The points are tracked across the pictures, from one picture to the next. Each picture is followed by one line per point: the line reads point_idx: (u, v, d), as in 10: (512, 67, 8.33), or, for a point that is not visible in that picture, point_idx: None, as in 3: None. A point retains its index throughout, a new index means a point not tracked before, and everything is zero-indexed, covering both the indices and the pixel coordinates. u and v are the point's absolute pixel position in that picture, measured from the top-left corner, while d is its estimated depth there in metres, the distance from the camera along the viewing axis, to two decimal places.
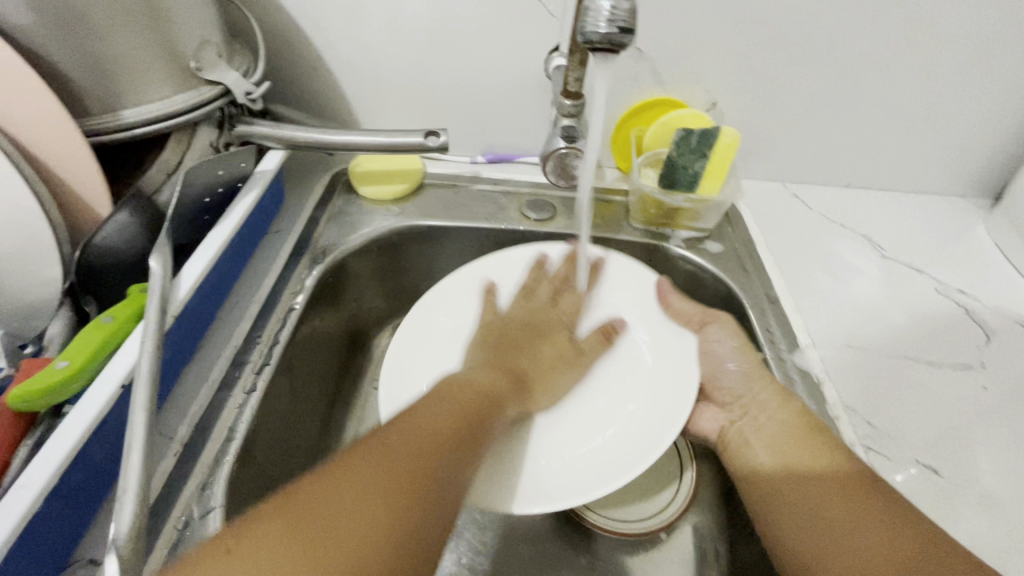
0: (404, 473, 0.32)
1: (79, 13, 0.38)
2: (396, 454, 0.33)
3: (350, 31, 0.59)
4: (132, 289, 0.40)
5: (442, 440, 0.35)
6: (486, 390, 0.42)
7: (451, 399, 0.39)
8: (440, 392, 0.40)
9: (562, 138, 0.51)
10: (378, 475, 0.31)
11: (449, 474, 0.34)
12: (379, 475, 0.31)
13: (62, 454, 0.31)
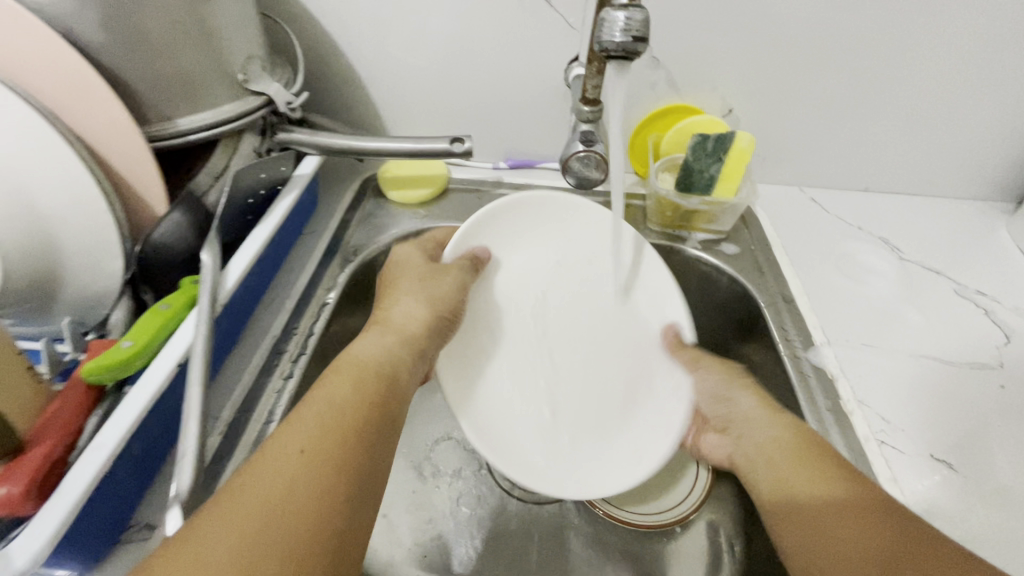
0: (282, 499, 0.29)
1: (144, 32, 0.42)
2: (269, 482, 0.30)
3: (382, 45, 0.63)
4: (185, 281, 0.44)
5: (332, 430, 0.33)
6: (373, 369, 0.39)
7: (336, 388, 0.36)
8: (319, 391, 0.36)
9: (580, 142, 0.54)
10: (268, 497, 0.29)
11: (339, 486, 0.31)
12: (267, 493, 0.29)
13: (127, 425, 0.34)
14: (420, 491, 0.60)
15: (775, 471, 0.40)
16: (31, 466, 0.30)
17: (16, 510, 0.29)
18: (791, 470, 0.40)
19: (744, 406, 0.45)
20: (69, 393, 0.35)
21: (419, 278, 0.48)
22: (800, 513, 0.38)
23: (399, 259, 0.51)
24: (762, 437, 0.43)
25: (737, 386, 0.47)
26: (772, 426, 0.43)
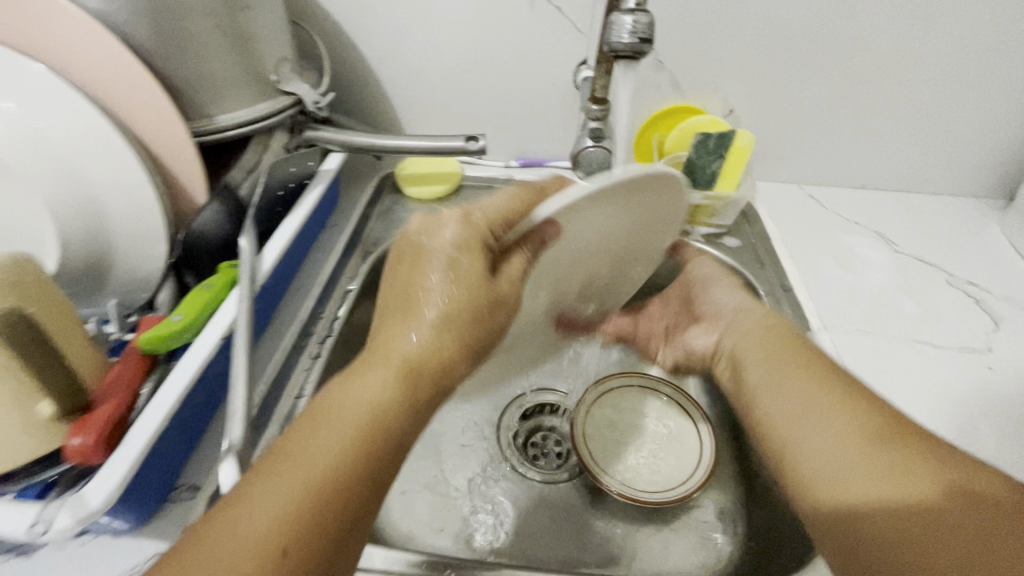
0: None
1: (189, 36, 0.46)
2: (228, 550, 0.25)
3: (401, 49, 0.67)
4: (224, 265, 0.47)
5: (314, 497, 0.27)
6: (382, 411, 0.31)
7: (335, 431, 0.29)
8: (317, 432, 0.29)
9: (589, 138, 0.57)
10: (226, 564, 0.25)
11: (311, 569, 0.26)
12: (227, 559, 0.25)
13: (180, 388, 0.37)
14: (437, 471, 0.63)
15: (794, 407, 0.40)
16: (99, 420, 0.33)
17: (87, 458, 0.32)
18: (811, 406, 0.39)
19: (770, 340, 0.46)
20: (126, 361, 0.38)
21: (457, 279, 0.36)
22: (804, 434, 0.38)
23: (437, 241, 0.38)
24: (798, 381, 0.42)
25: (772, 333, 0.47)
26: (818, 381, 0.41)
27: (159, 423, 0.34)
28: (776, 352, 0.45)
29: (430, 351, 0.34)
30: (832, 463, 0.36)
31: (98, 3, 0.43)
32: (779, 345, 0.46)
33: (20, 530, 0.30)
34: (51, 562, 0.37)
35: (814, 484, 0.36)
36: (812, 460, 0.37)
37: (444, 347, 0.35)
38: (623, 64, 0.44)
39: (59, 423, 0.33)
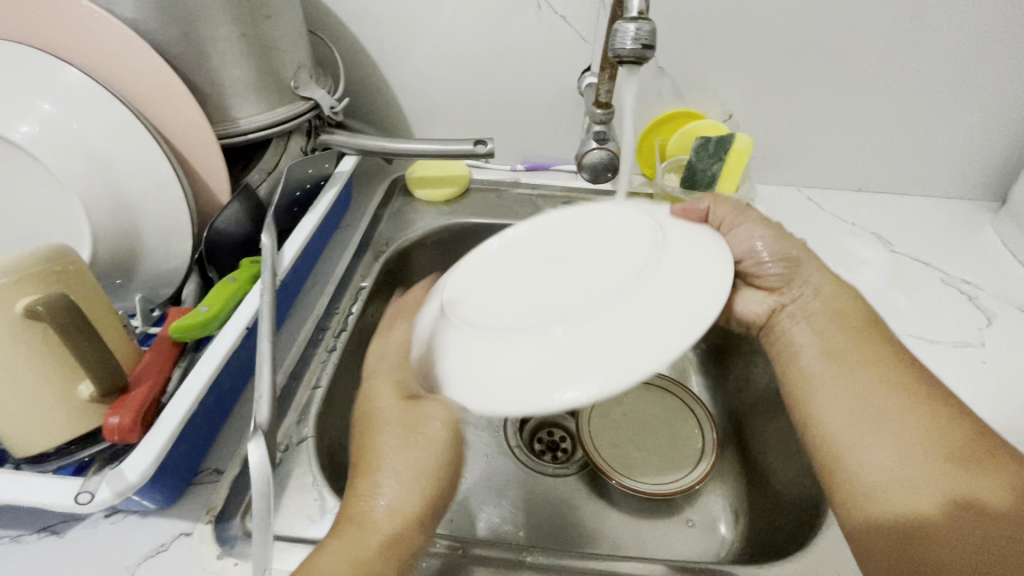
0: None
1: (215, 43, 0.49)
2: None
3: (412, 57, 0.70)
4: (246, 260, 0.49)
5: None
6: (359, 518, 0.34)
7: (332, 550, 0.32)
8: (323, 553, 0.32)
9: (593, 141, 0.60)
10: None
11: None
12: None
13: (209, 372, 0.39)
14: None
15: (858, 417, 0.40)
16: (136, 403, 0.35)
17: (125, 437, 0.34)
18: (879, 422, 0.39)
19: (842, 345, 0.43)
20: (157, 348, 0.40)
21: (405, 460, 0.36)
22: (864, 450, 0.39)
23: (381, 427, 0.37)
24: (870, 389, 0.40)
25: (851, 328, 0.44)
26: (888, 387, 0.40)
27: (190, 405, 0.36)
28: (846, 346, 0.43)
29: (396, 538, 0.34)
30: (885, 486, 0.37)
31: (132, 13, 0.46)
32: (856, 347, 0.43)
33: (66, 501, 0.33)
34: (84, 539, 0.39)
35: (856, 499, 0.38)
36: (869, 474, 0.38)
37: (404, 528, 0.34)
38: (627, 70, 0.46)
39: (97, 403, 0.36)
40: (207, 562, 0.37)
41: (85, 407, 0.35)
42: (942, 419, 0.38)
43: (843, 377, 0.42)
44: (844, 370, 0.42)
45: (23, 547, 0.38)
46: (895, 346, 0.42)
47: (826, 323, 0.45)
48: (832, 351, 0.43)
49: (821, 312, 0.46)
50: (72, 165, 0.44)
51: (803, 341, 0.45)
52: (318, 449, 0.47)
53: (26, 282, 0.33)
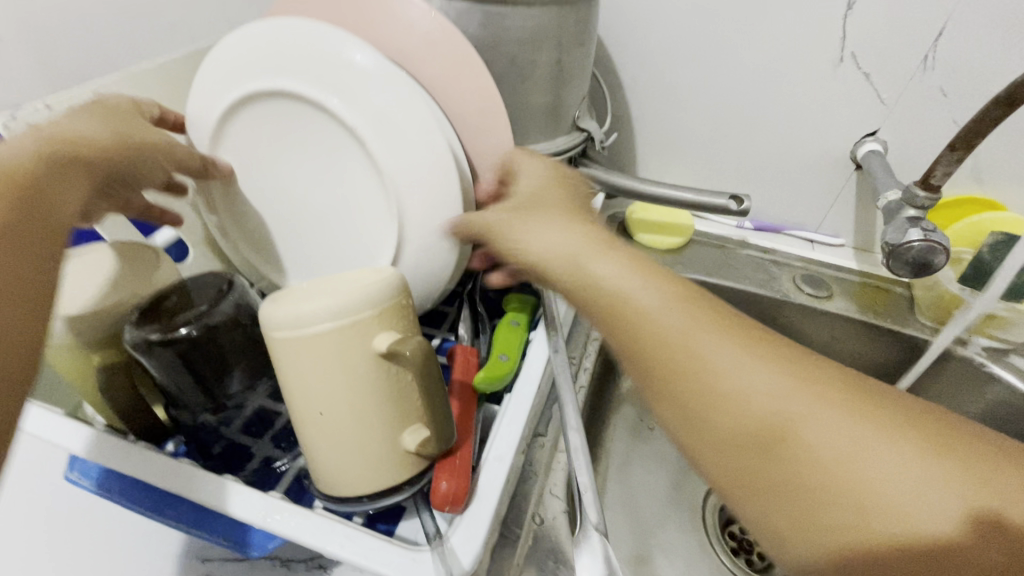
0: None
1: (535, 69, 0.47)
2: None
3: (673, 98, 0.68)
4: (515, 298, 0.46)
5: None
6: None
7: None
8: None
9: (915, 229, 0.48)
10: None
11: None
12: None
13: (518, 430, 0.35)
14: (640, 545, 0.58)
15: (787, 472, 0.27)
16: (461, 466, 0.33)
17: (457, 504, 0.31)
18: (837, 457, 0.26)
19: (702, 349, 0.30)
20: (460, 398, 0.37)
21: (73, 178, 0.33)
22: (732, 461, 0.28)
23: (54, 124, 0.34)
24: (814, 428, 0.27)
25: (697, 335, 0.30)
26: (847, 403, 0.27)
27: (508, 471, 0.33)
28: (735, 372, 0.29)
29: (87, 165, 0.35)
30: (810, 522, 0.26)
31: (474, 29, 0.44)
32: (742, 360, 0.29)
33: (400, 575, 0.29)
34: None
35: (788, 525, 0.27)
36: (707, 462, 0.30)
37: (86, 161, 0.34)
38: None
39: (413, 454, 0.33)
40: None
41: (406, 456, 0.33)
42: (953, 443, 0.26)
43: (765, 418, 0.28)
44: (732, 414, 0.28)
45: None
46: (896, 416, 0.27)
47: (706, 349, 0.30)
48: (658, 354, 0.31)
49: (651, 321, 0.31)
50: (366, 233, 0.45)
51: (699, 397, 0.30)
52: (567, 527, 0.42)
53: (380, 315, 0.31)
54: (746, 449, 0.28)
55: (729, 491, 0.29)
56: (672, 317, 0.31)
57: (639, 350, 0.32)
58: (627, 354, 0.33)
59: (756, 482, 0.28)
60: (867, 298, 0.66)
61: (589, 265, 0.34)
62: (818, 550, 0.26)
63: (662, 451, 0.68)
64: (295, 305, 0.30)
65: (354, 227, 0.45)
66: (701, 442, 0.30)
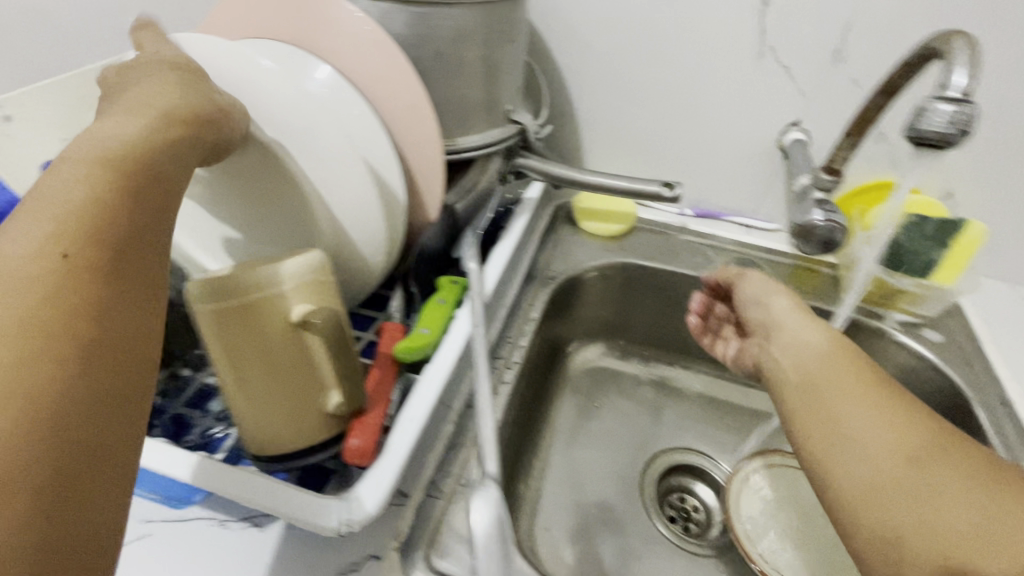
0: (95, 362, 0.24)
1: (461, 64, 0.50)
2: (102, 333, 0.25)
3: (611, 91, 0.71)
4: (446, 280, 0.49)
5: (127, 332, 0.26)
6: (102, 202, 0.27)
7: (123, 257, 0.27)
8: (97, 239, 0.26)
9: (818, 210, 0.53)
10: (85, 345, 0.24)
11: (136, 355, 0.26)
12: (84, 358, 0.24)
13: (432, 395, 0.39)
14: (580, 512, 0.62)
15: (893, 466, 0.32)
16: (372, 425, 0.36)
17: (365, 458, 0.35)
18: (924, 455, 0.31)
19: (901, 402, 0.36)
20: (381, 368, 0.41)
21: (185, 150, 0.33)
22: (836, 454, 0.34)
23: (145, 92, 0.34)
24: (900, 433, 0.33)
25: (832, 376, 0.39)
26: (937, 433, 0.33)
27: (416, 430, 0.36)
28: (862, 406, 0.36)
29: (179, 142, 0.33)
30: (900, 503, 0.31)
31: (399, 27, 0.47)
32: (853, 392, 0.37)
33: (309, 519, 0.33)
34: (282, 539, 0.39)
35: (883, 504, 0.31)
36: (825, 465, 0.35)
37: (179, 141, 0.32)
38: (920, 151, 0.39)
39: (329, 416, 0.36)
40: None
41: (322, 418, 0.36)
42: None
43: (877, 429, 0.34)
44: (844, 423, 0.35)
45: (230, 533, 0.39)
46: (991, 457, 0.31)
47: (826, 382, 0.39)
48: (831, 387, 0.38)
49: (831, 372, 0.39)
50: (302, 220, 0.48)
51: (825, 422, 0.37)
52: None
53: (300, 287, 0.34)
54: (848, 444, 0.34)
55: (833, 489, 0.34)
56: (835, 370, 0.39)
57: (827, 392, 0.38)
58: (794, 394, 0.40)
59: (857, 475, 0.33)
60: (797, 279, 0.70)
61: (794, 328, 0.45)
62: (914, 527, 0.29)
63: (608, 427, 0.71)
64: (220, 275, 0.33)
65: (276, 214, 0.47)
66: (817, 443, 0.36)
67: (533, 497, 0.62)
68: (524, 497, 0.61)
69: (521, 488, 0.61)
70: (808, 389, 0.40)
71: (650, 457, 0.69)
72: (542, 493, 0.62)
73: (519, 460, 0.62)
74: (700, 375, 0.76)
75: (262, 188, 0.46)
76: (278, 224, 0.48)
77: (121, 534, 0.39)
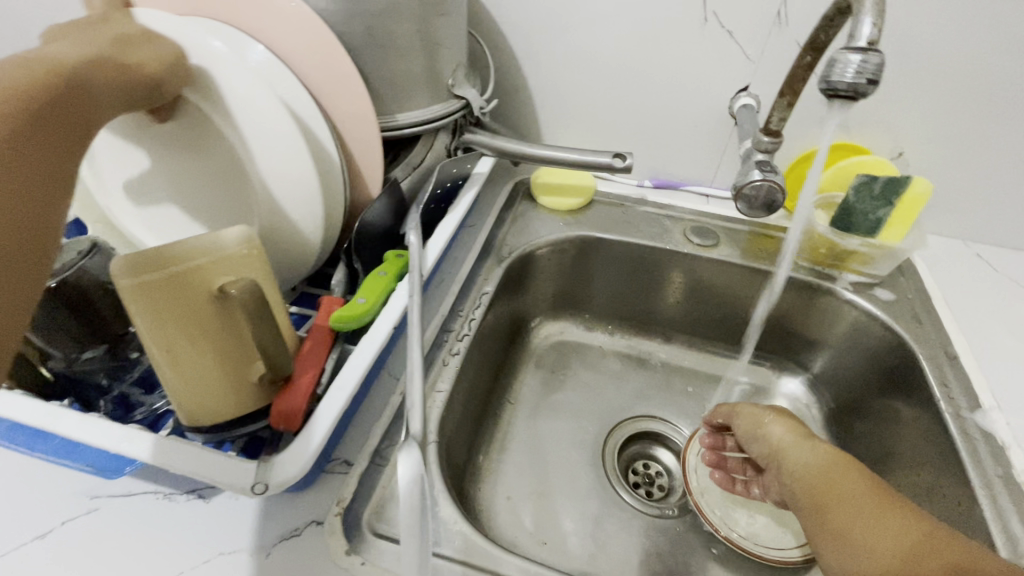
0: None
1: (394, 39, 0.50)
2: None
3: (561, 65, 0.71)
4: (390, 254, 0.50)
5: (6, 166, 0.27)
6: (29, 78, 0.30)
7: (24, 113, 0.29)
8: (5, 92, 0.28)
9: (757, 171, 0.53)
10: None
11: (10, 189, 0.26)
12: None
13: (365, 364, 0.40)
14: (540, 481, 0.62)
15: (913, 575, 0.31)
16: (299, 392, 0.37)
17: (290, 422, 0.36)
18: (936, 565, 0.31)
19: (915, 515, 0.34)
20: (316, 339, 0.42)
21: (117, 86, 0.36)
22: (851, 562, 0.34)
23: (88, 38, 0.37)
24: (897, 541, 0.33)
25: (839, 483, 0.39)
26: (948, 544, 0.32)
27: (345, 397, 0.37)
28: (868, 514, 0.35)
29: (106, 82, 0.35)
30: None
31: (327, 4, 0.47)
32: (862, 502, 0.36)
33: (237, 482, 0.34)
34: (227, 510, 0.40)
35: None
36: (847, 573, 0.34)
37: (106, 75, 0.35)
38: (836, 104, 0.40)
39: (259, 385, 0.37)
40: (337, 557, 0.38)
41: (252, 387, 0.37)
42: None
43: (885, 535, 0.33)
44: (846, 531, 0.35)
45: (173, 505, 0.40)
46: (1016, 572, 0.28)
47: (834, 491, 0.38)
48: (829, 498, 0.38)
49: (834, 484, 0.39)
50: (242, 199, 0.48)
51: (844, 543, 0.35)
52: (439, 456, 0.47)
53: (223, 261, 0.35)
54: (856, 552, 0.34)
55: None
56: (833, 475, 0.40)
57: (831, 503, 0.38)
58: (807, 510, 0.40)
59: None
60: (752, 244, 0.71)
61: (788, 438, 0.46)
62: None
63: (572, 399, 0.72)
64: (143, 250, 0.33)
65: (225, 184, 0.48)
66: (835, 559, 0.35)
67: (495, 467, 0.63)
68: (485, 467, 0.62)
69: (482, 459, 0.62)
70: (814, 502, 0.39)
71: (613, 426, 0.70)
72: (504, 463, 0.63)
73: (479, 433, 0.63)
74: (663, 344, 0.77)
75: (208, 157, 0.48)
76: (226, 194, 0.49)
77: (64, 512, 0.39)
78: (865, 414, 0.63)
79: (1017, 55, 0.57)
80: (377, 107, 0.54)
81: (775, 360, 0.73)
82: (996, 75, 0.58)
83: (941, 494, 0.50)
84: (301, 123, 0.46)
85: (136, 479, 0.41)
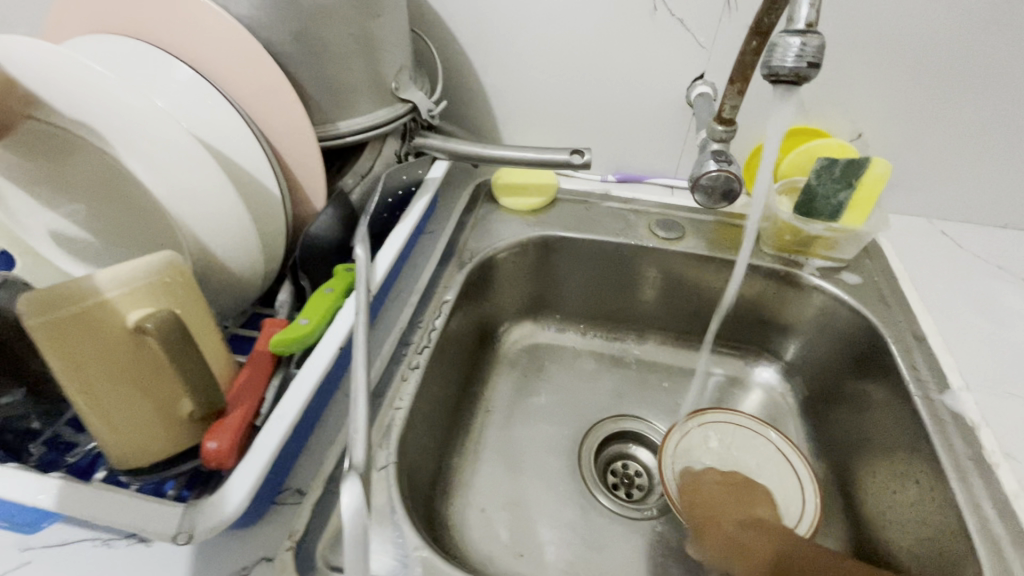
0: None
1: (326, 45, 0.48)
2: None
3: (513, 62, 0.69)
4: (339, 268, 0.48)
5: None
6: None
7: None
8: None
9: (713, 161, 0.51)
10: None
11: None
12: None
13: (307, 389, 0.38)
14: (515, 492, 0.61)
15: None
16: (233, 425, 0.35)
17: (226, 459, 0.34)
18: None
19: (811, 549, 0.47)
20: (257, 365, 0.40)
21: None
22: None
23: None
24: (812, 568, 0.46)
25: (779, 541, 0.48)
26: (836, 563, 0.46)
27: (284, 427, 0.35)
28: None
29: None
30: None
31: (251, 10, 0.45)
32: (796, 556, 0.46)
33: (167, 528, 0.32)
34: (170, 554, 0.37)
35: None
36: None
37: None
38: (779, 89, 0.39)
39: (191, 421, 0.35)
40: None
41: (182, 425, 0.35)
42: None
43: None
44: None
45: (112, 552, 0.38)
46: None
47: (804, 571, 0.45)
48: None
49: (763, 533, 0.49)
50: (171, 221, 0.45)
51: None
52: (398, 477, 0.45)
53: (138, 292, 0.33)
54: None
55: None
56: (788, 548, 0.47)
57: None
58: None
59: None
60: (718, 235, 0.70)
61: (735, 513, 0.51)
62: None
63: (545, 403, 0.70)
64: (47, 288, 0.31)
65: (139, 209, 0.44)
66: None
67: (467, 480, 0.61)
68: (457, 480, 0.60)
69: (453, 473, 0.61)
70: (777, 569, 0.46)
71: (588, 428, 0.68)
72: (476, 475, 0.61)
73: (449, 445, 0.61)
74: (636, 341, 0.76)
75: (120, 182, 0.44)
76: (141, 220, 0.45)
77: None
78: (838, 400, 0.62)
79: (965, 30, 0.57)
80: (317, 115, 0.51)
81: (749, 350, 0.72)
82: (946, 52, 0.58)
83: (912, 479, 0.50)
84: (230, 137, 0.44)
85: (72, 527, 0.39)
